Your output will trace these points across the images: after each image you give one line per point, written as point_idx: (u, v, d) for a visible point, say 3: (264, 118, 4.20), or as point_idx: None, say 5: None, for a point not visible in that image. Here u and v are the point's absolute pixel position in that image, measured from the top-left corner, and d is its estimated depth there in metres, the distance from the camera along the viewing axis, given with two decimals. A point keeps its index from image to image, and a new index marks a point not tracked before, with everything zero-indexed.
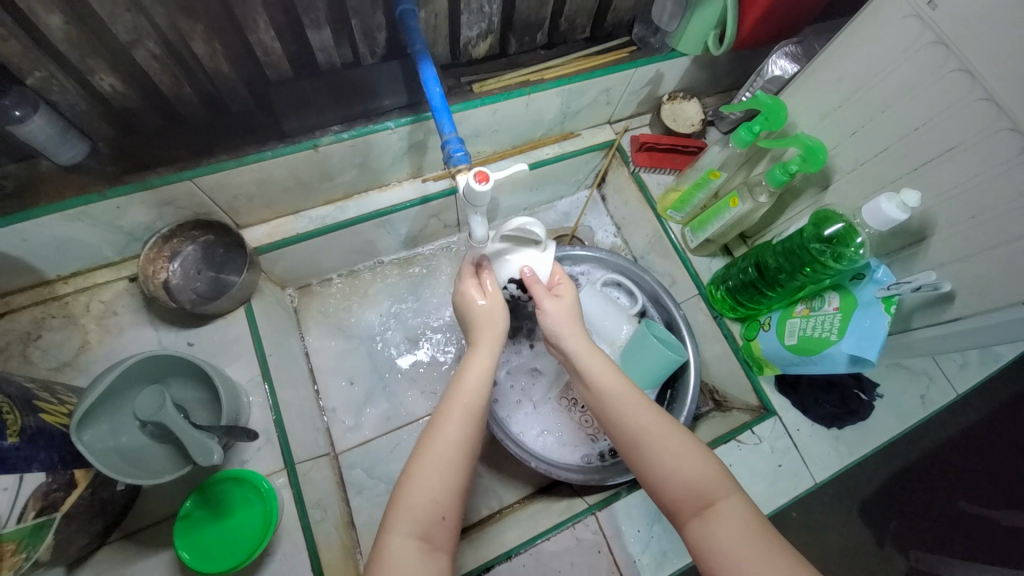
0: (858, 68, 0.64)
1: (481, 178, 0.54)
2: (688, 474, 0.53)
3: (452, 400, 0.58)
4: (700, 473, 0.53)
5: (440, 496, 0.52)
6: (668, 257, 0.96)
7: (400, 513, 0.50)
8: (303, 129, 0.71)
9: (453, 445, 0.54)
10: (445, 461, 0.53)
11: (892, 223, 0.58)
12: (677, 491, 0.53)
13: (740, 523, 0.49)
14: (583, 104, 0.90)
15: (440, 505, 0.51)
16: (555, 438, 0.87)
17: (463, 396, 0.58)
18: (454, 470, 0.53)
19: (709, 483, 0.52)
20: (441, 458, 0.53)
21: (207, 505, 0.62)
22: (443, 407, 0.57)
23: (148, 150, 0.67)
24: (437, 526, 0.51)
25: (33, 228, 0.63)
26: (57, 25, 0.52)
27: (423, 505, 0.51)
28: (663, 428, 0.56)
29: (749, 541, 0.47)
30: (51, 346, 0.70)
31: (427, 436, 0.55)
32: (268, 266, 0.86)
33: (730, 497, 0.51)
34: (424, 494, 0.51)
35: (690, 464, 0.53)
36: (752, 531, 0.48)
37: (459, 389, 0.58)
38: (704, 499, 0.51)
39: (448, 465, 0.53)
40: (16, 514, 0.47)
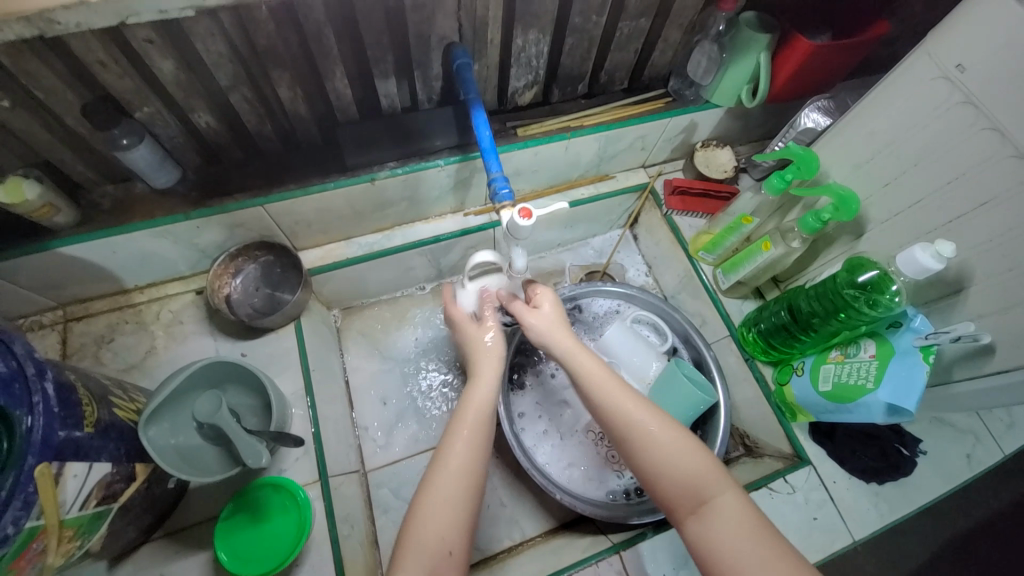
0: (889, 124, 0.66)
1: (525, 215, 0.58)
2: (684, 471, 0.54)
3: (455, 428, 0.60)
4: (692, 471, 0.54)
5: (450, 531, 0.53)
6: (698, 297, 0.97)
7: (412, 551, 0.52)
8: (363, 164, 0.78)
9: (459, 473, 0.56)
10: (452, 493, 0.55)
11: (926, 272, 0.59)
12: (673, 488, 0.54)
13: (734, 518, 0.51)
14: (619, 149, 0.95)
15: (449, 540, 0.53)
16: (580, 472, 0.87)
17: (471, 425, 0.60)
18: (461, 503, 0.55)
19: (703, 480, 0.53)
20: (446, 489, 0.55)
21: (247, 509, 0.65)
22: (451, 434, 0.59)
23: (227, 178, 0.76)
24: (444, 561, 0.52)
25: (124, 242, 0.71)
26: (171, 72, 0.60)
27: (433, 539, 0.53)
28: (652, 426, 0.57)
29: (746, 537, 0.49)
30: (123, 349, 0.77)
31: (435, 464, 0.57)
32: (318, 287, 0.93)
33: (725, 494, 0.53)
34: (435, 530, 0.53)
35: (681, 462, 0.54)
36: (747, 524, 0.50)
37: (466, 417, 0.60)
38: (698, 496, 0.53)
39: (455, 497, 0.55)
40: (80, 501, 0.51)
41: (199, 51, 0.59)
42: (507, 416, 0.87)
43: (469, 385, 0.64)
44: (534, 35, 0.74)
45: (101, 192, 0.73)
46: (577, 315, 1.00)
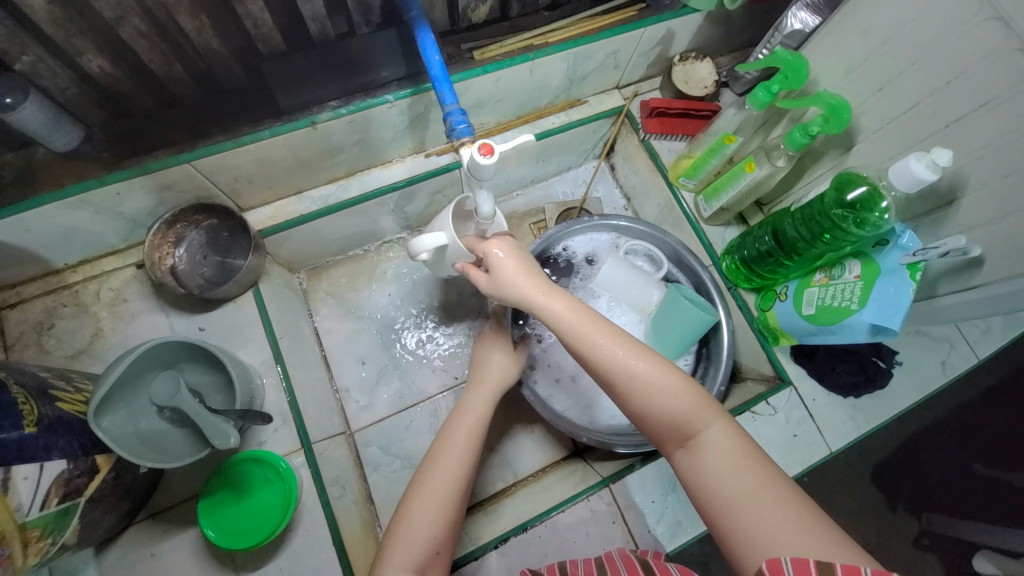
0: (886, 18, 0.59)
1: (485, 151, 0.52)
2: (671, 410, 0.53)
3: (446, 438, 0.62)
4: (680, 407, 0.53)
5: (436, 529, 0.56)
6: (680, 227, 0.94)
7: (400, 547, 0.54)
8: (299, 105, 0.68)
9: (448, 483, 0.58)
10: (440, 492, 0.57)
11: (920, 184, 0.55)
12: (663, 426, 0.53)
13: (723, 453, 0.50)
14: (590, 69, 0.86)
15: (436, 538, 0.55)
16: (597, 410, 0.85)
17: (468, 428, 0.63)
18: (446, 506, 0.57)
19: (693, 415, 0.52)
20: (432, 494, 0.57)
21: (229, 484, 0.64)
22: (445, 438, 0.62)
23: (144, 132, 0.66)
24: (433, 559, 0.55)
25: (35, 218, 0.62)
26: (39, 5, 0.49)
27: (422, 538, 0.55)
28: (637, 361, 0.54)
29: (740, 471, 0.49)
30: (65, 335, 0.71)
31: (423, 469, 0.60)
32: (274, 249, 0.85)
33: (712, 427, 0.52)
34: (424, 528, 0.55)
35: (668, 398, 0.53)
36: (737, 458, 0.50)
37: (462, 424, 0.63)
38: (686, 433, 0.52)
39: (443, 498, 0.57)
40: (38, 502, 0.48)
41: None
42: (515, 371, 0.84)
43: (468, 398, 0.67)
44: None
45: None
46: (570, 257, 0.94)
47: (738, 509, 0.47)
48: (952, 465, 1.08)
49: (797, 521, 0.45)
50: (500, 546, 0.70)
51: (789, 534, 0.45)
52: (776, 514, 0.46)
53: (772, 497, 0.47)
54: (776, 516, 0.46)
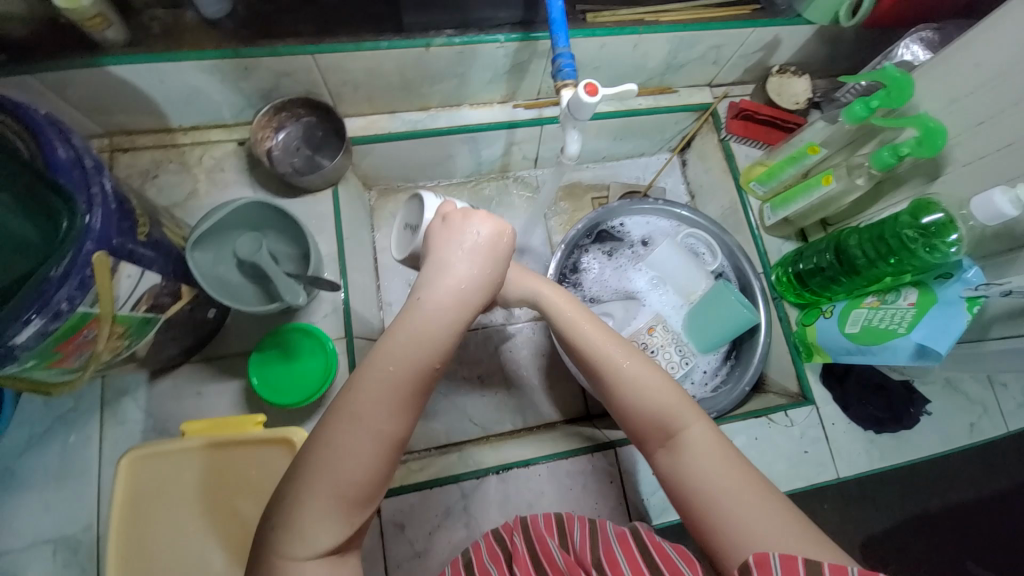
0: (1005, 54, 0.59)
1: (589, 91, 0.55)
2: (653, 406, 0.53)
3: (370, 379, 0.43)
4: (661, 404, 0.52)
5: (354, 512, 0.41)
6: (739, 231, 0.95)
7: (303, 534, 0.40)
8: (419, 26, 0.73)
9: (369, 455, 0.41)
10: (362, 466, 0.41)
11: (999, 218, 0.55)
12: (642, 423, 0.53)
13: (704, 450, 0.50)
14: (690, 58, 0.88)
15: (355, 519, 0.42)
16: None
17: (409, 364, 0.43)
18: (376, 476, 0.42)
19: (673, 412, 0.52)
20: (353, 470, 0.41)
21: (280, 346, 0.69)
22: (374, 380, 0.42)
23: (280, 19, 0.72)
24: (348, 539, 0.42)
25: (172, 71, 0.69)
26: None
27: (347, 477, 0.41)
28: (621, 355, 0.56)
29: (722, 468, 0.48)
30: (166, 186, 0.78)
31: (332, 432, 0.41)
32: (357, 160, 0.91)
33: (694, 426, 0.52)
34: (349, 465, 0.41)
35: (651, 393, 0.53)
36: (714, 459, 0.49)
37: (402, 355, 0.43)
38: (665, 429, 0.52)
39: (367, 471, 0.41)
40: (131, 302, 0.54)
41: None
42: None
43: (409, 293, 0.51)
44: None
45: (149, 13, 0.69)
46: (624, 234, 0.97)
47: (719, 505, 0.47)
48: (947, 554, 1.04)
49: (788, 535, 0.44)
50: (501, 473, 0.73)
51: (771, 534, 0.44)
52: (753, 514, 0.45)
53: (755, 495, 0.46)
54: (756, 522, 0.44)
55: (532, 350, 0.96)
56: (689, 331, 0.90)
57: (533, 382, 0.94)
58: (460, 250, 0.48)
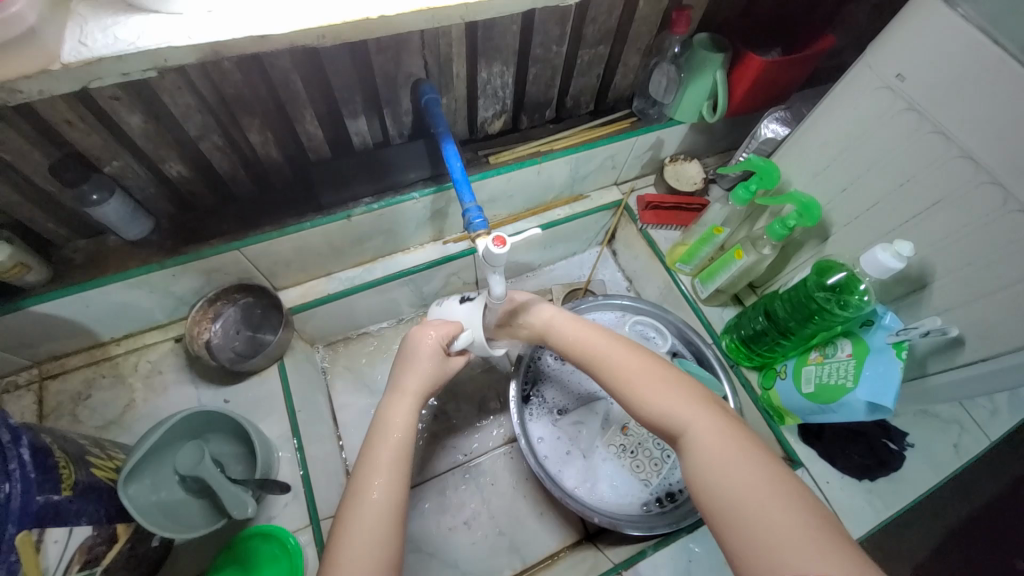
0: (843, 133, 0.69)
1: (498, 243, 0.59)
2: (662, 408, 0.58)
3: (371, 462, 0.57)
4: (670, 404, 0.58)
5: (372, 572, 0.50)
6: (680, 308, 0.99)
7: None
8: (338, 201, 0.79)
9: (379, 520, 0.53)
10: (375, 528, 0.53)
11: (889, 271, 0.60)
12: (660, 426, 0.59)
13: (712, 433, 0.54)
14: (590, 170, 0.98)
15: None
16: (608, 489, 0.85)
17: (393, 446, 0.59)
18: (384, 539, 0.52)
19: (680, 411, 0.57)
20: (367, 533, 0.52)
21: (238, 561, 0.64)
22: (372, 462, 0.57)
23: (203, 223, 0.76)
24: None
25: (97, 295, 0.70)
26: (139, 126, 0.61)
27: (359, 568, 0.50)
28: (636, 372, 0.62)
29: (727, 448, 0.52)
30: (100, 404, 0.75)
31: (348, 510, 0.54)
32: (300, 325, 0.92)
33: (702, 418, 0.55)
34: (359, 566, 0.50)
35: (661, 397, 0.59)
36: (720, 449, 0.52)
37: (388, 439, 0.60)
38: (676, 429, 0.57)
39: (378, 535, 0.52)
40: (63, 567, 0.49)
41: (167, 103, 0.60)
42: (528, 446, 0.85)
43: (385, 413, 0.62)
44: (498, 67, 0.76)
45: (71, 246, 0.72)
46: None
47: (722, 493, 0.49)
48: (992, 564, 1.00)
49: (796, 522, 0.45)
50: None
51: (774, 496, 0.46)
52: (751, 495, 0.47)
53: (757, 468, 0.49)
54: (762, 512, 0.46)
55: (514, 474, 0.93)
56: None
57: (521, 510, 0.90)
58: (419, 357, 0.66)
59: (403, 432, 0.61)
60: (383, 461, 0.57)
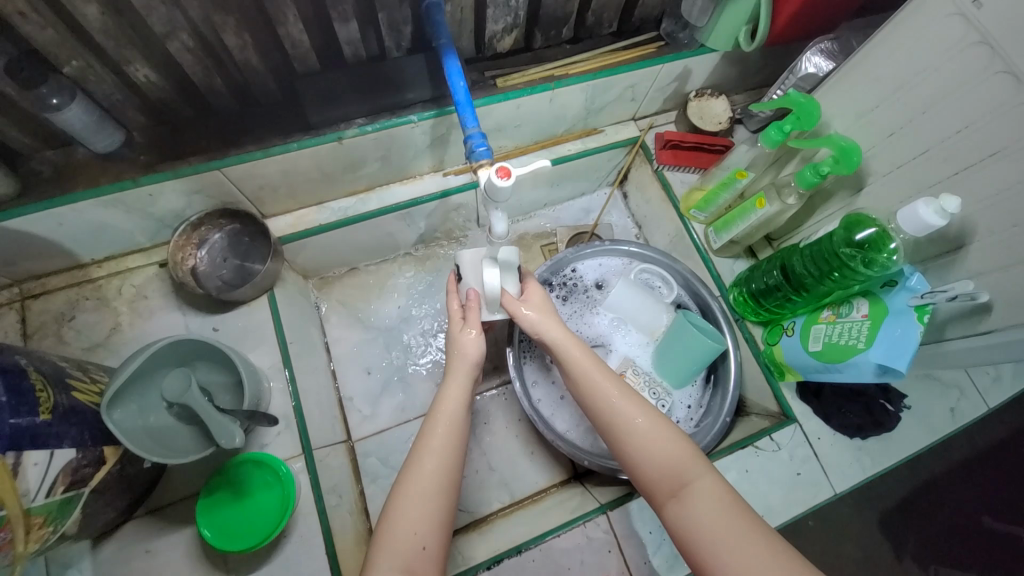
0: (899, 69, 0.61)
1: (502, 174, 0.53)
2: (662, 457, 0.57)
3: (429, 426, 0.60)
4: (673, 455, 0.56)
5: (419, 526, 0.54)
6: (690, 258, 0.95)
7: (385, 550, 0.53)
8: (328, 121, 0.72)
9: (432, 479, 0.56)
10: (428, 485, 0.56)
11: (927, 229, 0.55)
12: (655, 473, 0.56)
13: (713, 501, 0.52)
14: (608, 101, 0.89)
15: (422, 536, 0.54)
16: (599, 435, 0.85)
17: (445, 421, 0.60)
18: (435, 499, 0.56)
19: (682, 463, 0.55)
20: (421, 488, 0.56)
21: (228, 485, 0.64)
22: (429, 429, 0.60)
23: (181, 139, 0.69)
24: (418, 557, 0.53)
25: (68, 213, 0.65)
26: (94, 16, 0.53)
27: (406, 537, 0.53)
28: (631, 405, 0.60)
29: (729, 521, 0.51)
30: (84, 327, 0.73)
31: (409, 463, 0.58)
32: (291, 256, 0.88)
33: (704, 476, 0.54)
34: (405, 528, 0.54)
35: (663, 445, 0.57)
36: (720, 512, 0.51)
37: (440, 413, 0.61)
38: (678, 479, 0.55)
39: (430, 494, 0.56)
40: (45, 489, 0.49)
41: None
42: (523, 390, 0.84)
43: (446, 386, 0.63)
44: None
45: (38, 157, 0.66)
46: (578, 279, 0.96)
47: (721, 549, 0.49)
48: (958, 515, 1.04)
49: None
50: (493, 568, 0.67)
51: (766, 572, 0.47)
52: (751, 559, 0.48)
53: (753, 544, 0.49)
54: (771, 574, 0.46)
55: (508, 415, 0.94)
56: (659, 369, 0.88)
57: (512, 449, 0.91)
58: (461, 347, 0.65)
59: (456, 411, 0.61)
60: (437, 434, 0.59)
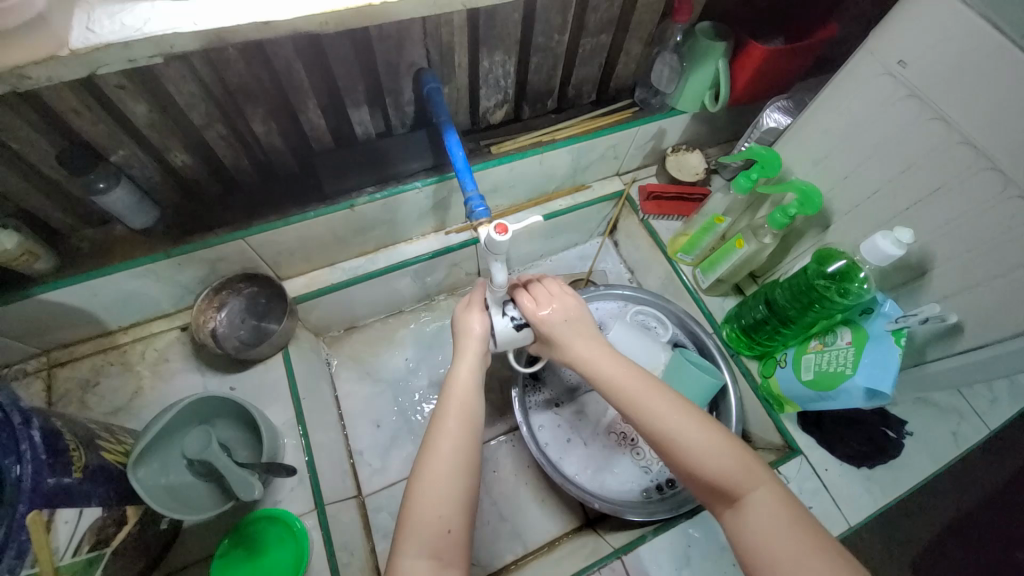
0: (844, 121, 0.69)
1: (500, 230, 0.59)
2: (715, 468, 0.54)
3: (442, 413, 0.60)
4: (727, 465, 0.54)
5: (445, 507, 0.54)
6: (681, 298, 1.00)
7: (411, 530, 0.53)
8: (342, 191, 0.80)
9: (453, 459, 0.57)
10: (451, 466, 0.56)
11: (889, 258, 0.61)
12: (707, 482, 0.55)
13: (772, 513, 0.51)
14: (592, 160, 0.98)
15: (447, 520, 0.54)
16: (608, 476, 0.86)
17: (458, 400, 0.61)
18: (454, 480, 0.56)
19: (738, 475, 0.54)
20: (441, 471, 0.56)
21: (243, 544, 0.65)
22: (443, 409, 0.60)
23: (207, 213, 0.76)
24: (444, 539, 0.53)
25: (104, 283, 0.71)
26: (144, 114, 0.61)
27: (430, 519, 0.53)
28: (682, 413, 0.58)
29: (787, 533, 0.50)
30: (108, 391, 0.76)
31: (426, 450, 0.58)
32: (304, 315, 0.93)
33: (759, 487, 0.53)
34: (429, 510, 0.54)
35: (716, 456, 0.54)
36: (783, 523, 0.50)
37: (453, 393, 0.61)
38: (733, 489, 0.53)
39: (451, 473, 0.56)
40: (73, 547, 0.50)
41: (172, 93, 0.60)
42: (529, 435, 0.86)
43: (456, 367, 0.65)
44: (500, 56, 0.76)
45: (78, 235, 0.73)
46: None
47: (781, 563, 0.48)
48: (983, 549, 1.02)
49: None
50: None
51: None
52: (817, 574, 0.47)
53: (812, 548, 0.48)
54: None
55: (516, 462, 0.94)
56: None
57: (522, 497, 0.91)
58: (468, 334, 0.67)
59: (467, 386, 0.62)
60: (451, 419, 0.59)
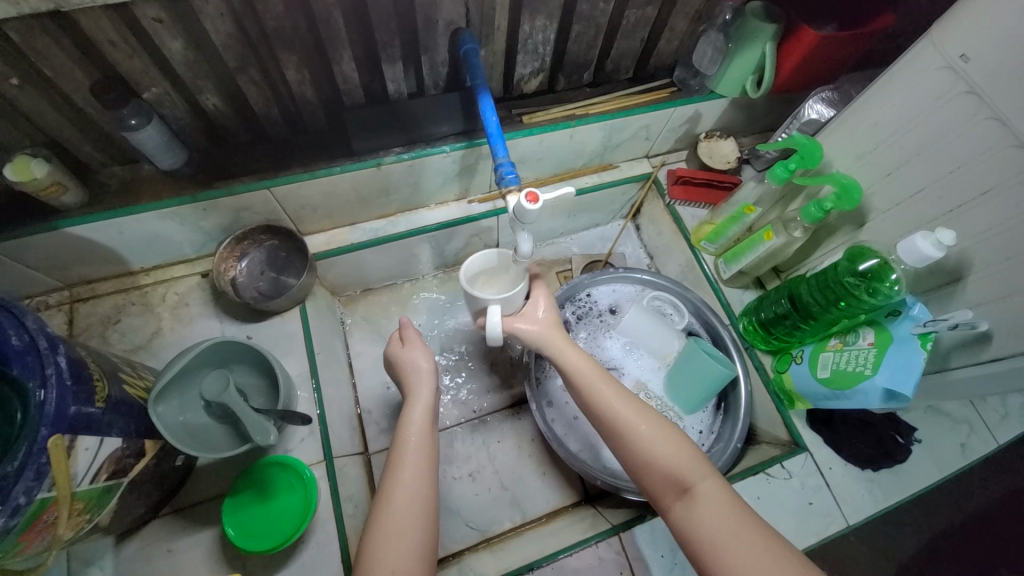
0: (895, 115, 0.67)
1: (531, 198, 0.58)
2: (667, 459, 0.57)
3: (396, 453, 0.62)
4: (675, 456, 0.57)
5: (402, 551, 0.53)
6: (700, 287, 0.99)
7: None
8: (370, 149, 0.79)
9: (410, 504, 0.57)
10: (405, 507, 0.56)
11: (926, 260, 0.59)
12: (659, 474, 0.57)
13: (717, 501, 0.53)
14: (624, 138, 0.96)
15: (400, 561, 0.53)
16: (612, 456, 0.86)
17: (414, 440, 0.62)
18: (412, 521, 0.56)
19: (687, 466, 0.56)
20: (397, 515, 0.56)
21: (254, 486, 0.66)
22: (398, 449, 0.62)
23: (235, 161, 0.76)
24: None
25: (130, 222, 0.71)
26: (179, 52, 0.60)
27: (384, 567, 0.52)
28: (636, 410, 0.61)
29: (729, 519, 0.51)
30: (128, 330, 0.78)
31: (382, 493, 0.58)
32: (323, 272, 0.93)
33: (707, 478, 0.55)
34: (386, 555, 0.53)
35: (666, 447, 0.58)
36: (725, 510, 0.52)
37: (408, 431, 0.63)
38: (682, 481, 0.55)
39: (407, 514, 0.56)
40: (91, 475, 0.51)
41: (208, 32, 0.59)
42: (537, 408, 0.87)
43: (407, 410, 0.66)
44: (542, 21, 0.74)
45: (105, 171, 0.73)
46: (592, 303, 0.99)
47: (723, 549, 0.50)
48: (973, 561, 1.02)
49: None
50: None
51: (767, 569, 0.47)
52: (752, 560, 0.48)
53: (755, 540, 0.49)
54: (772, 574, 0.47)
55: (520, 434, 0.95)
56: (671, 393, 0.90)
57: (524, 469, 0.92)
58: (416, 372, 0.69)
59: (423, 429, 0.64)
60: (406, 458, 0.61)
